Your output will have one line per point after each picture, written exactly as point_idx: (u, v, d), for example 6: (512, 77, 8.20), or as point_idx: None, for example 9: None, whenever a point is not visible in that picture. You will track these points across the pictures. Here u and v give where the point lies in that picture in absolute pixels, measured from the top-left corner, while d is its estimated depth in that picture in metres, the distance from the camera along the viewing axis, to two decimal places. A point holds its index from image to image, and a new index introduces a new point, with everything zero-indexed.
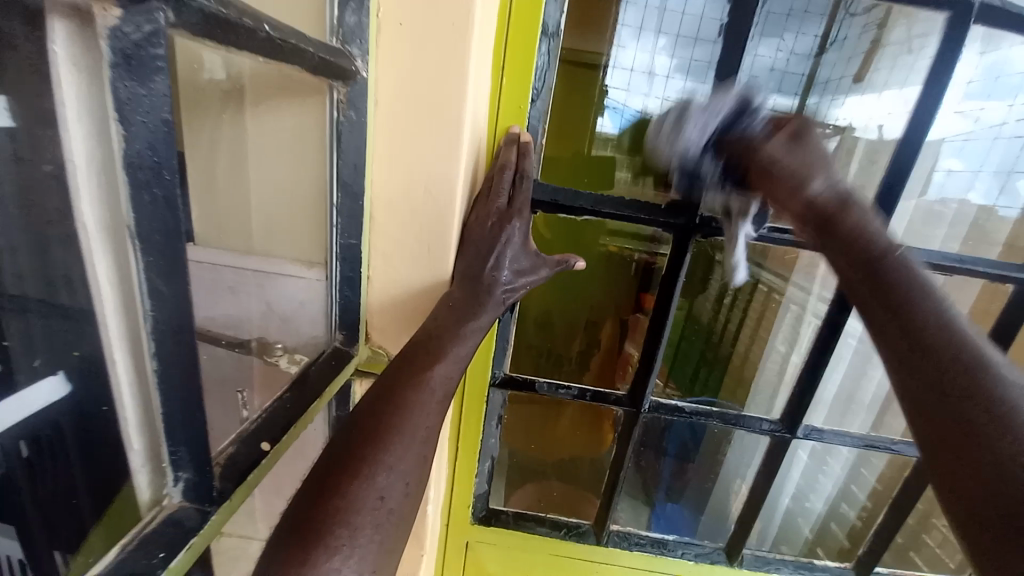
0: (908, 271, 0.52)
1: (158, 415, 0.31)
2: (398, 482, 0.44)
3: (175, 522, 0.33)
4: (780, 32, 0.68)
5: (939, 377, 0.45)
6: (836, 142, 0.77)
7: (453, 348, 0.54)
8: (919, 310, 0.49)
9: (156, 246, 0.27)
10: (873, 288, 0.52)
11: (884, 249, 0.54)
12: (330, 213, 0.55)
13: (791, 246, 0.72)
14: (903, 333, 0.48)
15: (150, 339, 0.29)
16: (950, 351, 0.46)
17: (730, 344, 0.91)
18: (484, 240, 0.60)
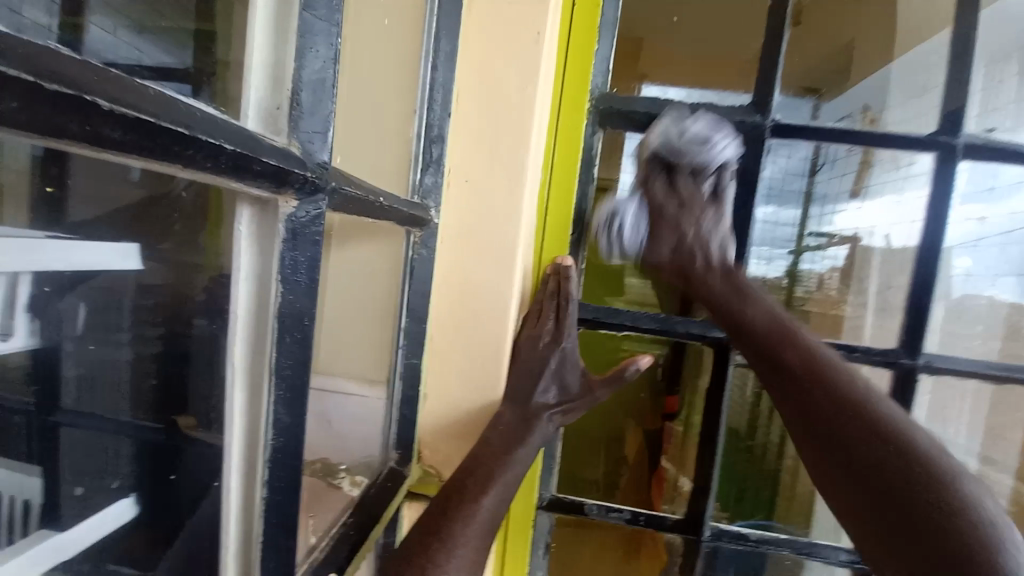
0: (777, 321, 0.64)
1: (255, 543, 0.32)
2: None
3: None
4: (773, 157, 0.76)
5: (884, 496, 0.51)
6: (848, 248, 0.83)
7: (504, 474, 0.57)
8: (878, 414, 0.55)
9: (288, 380, 0.31)
10: (833, 435, 0.56)
11: (753, 299, 0.66)
12: (397, 337, 0.60)
13: (835, 357, 0.74)
14: (875, 480, 0.52)
15: (265, 465, 0.31)
16: (891, 446, 0.53)
17: (775, 457, 0.85)
18: (531, 360, 0.64)
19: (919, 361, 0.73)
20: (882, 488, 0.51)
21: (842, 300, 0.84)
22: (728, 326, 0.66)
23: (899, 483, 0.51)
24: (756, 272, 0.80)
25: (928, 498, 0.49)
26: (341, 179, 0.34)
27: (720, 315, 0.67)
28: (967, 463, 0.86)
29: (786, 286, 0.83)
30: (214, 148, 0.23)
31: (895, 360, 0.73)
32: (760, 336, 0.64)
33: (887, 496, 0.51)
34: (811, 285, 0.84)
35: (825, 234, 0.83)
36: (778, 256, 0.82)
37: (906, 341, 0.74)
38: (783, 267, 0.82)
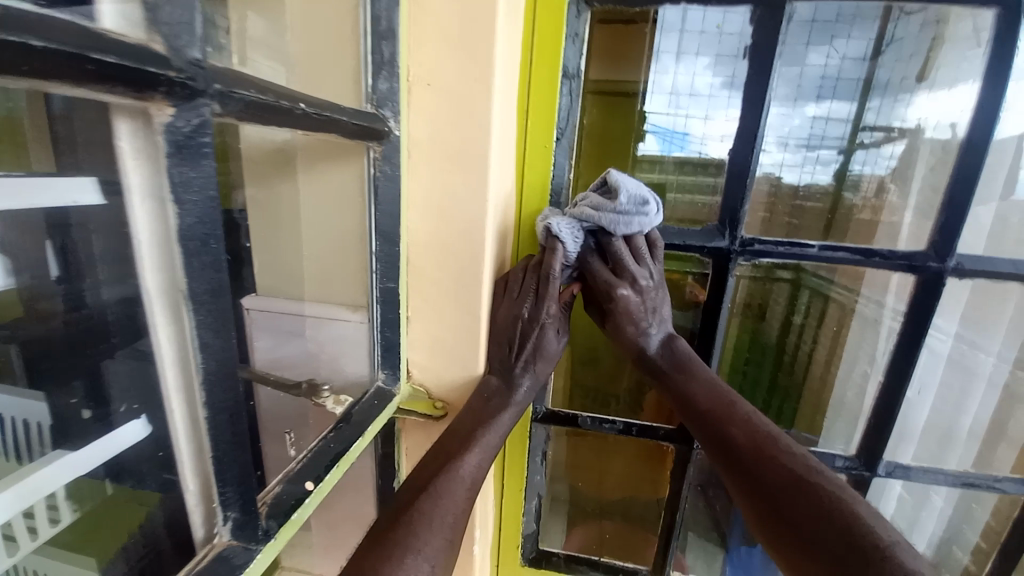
0: (718, 394, 0.61)
1: (208, 459, 0.34)
2: (425, 565, 0.47)
3: (223, 560, 0.35)
4: (829, 40, 0.66)
5: (826, 541, 0.47)
6: (907, 145, 0.71)
7: (484, 436, 0.58)
8: (791, 457, 0.54)
9: (206, 304, 0.30)
10: (761, 499, 0.53)
11: (695, 368, 0.64)
12: (369, 261, 0.58)
13: (851, 262, 0.68)
14: (788, 524, 0.50)
15: (201, 386, 0.32)
16: (801, 486, 0.52)
17: (804, 369, 0.84)
18: (508, 324, 0.63)
19: (948, 266, 0.66)
20: (804, 523, 0.49)
21: (879, 206, 0.73)
22: (696, 417, 0.61)
23: (828, 518, 0.48)
24: (804, 179, 0.72)
25: (851, 527, 0.47)
26: (234, 81, 0.30)
27: (715, 405, 0.60)
28: (1001, 370, 0.80)
29: (835, 190, 0.73)
30: (21, 47, 0.20)
31: (919, 263, 0.67)
32: (697, 412, 0.61)
33: (798, 526, 0.49)
34: (868, 190, 0.73)
35: (883, 129, 0.71)
36: (825, 157, 0.72)
37: (936, 243, 0.66)
38: (831, 171, 0.73)
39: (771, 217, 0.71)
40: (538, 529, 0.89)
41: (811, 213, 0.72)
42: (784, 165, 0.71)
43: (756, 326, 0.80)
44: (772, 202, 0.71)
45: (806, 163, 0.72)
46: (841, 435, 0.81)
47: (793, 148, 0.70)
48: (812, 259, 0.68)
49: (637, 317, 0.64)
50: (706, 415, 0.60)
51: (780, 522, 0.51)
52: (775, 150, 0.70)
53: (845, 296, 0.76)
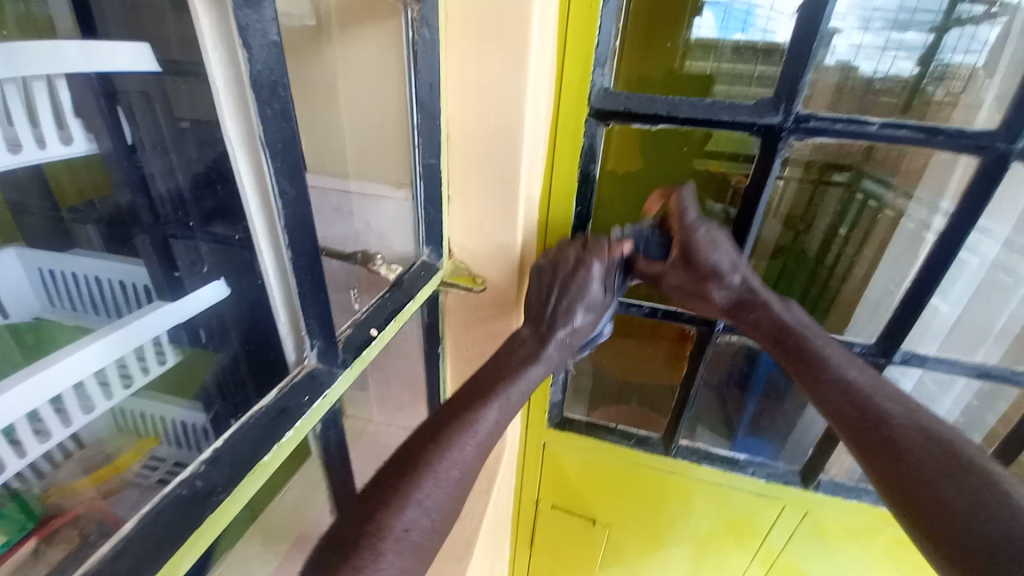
0: (819, 345, 0.66)
1: (294, 297, 0.40)
2: (424, 517, 0.49)
3: (313, 377, 0.42)
4: None
5: (921, 486, 0.53)
6: (1005, 24, 0.63)
7: (505, 391, 0.62)
8: (903, 417, 0.58)
9: (280, 153, 0.34)
10: (867, 426, 0.59)
11: (811, 335, 0.67)
12: (413, 136, 0.60)
13: (911, 142, 0.64)
14: (890, 444, 0.56)
15: (283, 231, 0.36)
16: (919, 431, 0.56)
17: (840, 277, 0.85)
18: (562, 261, 0.69)
19: (1018, 147, 0.61)
20: (909, 451, 0.55)
21: (959, 101, 0.66)
22: (784, 348, 0.68)
23: (950, 464, 0.53)
24: (881, 69, 0.67)
25: (967, 471, 0.52)
26: None
27: (849, 392, 0.62)
28: None
29: (914, 80, 0.67)
30: None
31: (988, 145, 0.62)
32: (791, 350, 0.67)
33: (906, 450, 0.55)
34: (954, 82, 0.66)
35: (987, 1, 0.62)
36: (911, 41, 0.66)
37: (1010, 118, 0.61)
38: (914, 57, 0.66)
39: (838, 102, 0.66)
40: (564, 399, 1.01)
41: (885, 105, 0.67)
42: (861, 51, 0.66)
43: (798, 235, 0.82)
44: (839, 93, 0.67)
45: (887, 48, 0.66)
46: (868, 325, 0.82)
47: (875, 30, 0.64)
48: (871, 138, 0.64)
49: (715, 258, 0.69)
50: (804, 348, 0.66)
51: (885, 442, 0.57)
52: (856, 32, 0.64)
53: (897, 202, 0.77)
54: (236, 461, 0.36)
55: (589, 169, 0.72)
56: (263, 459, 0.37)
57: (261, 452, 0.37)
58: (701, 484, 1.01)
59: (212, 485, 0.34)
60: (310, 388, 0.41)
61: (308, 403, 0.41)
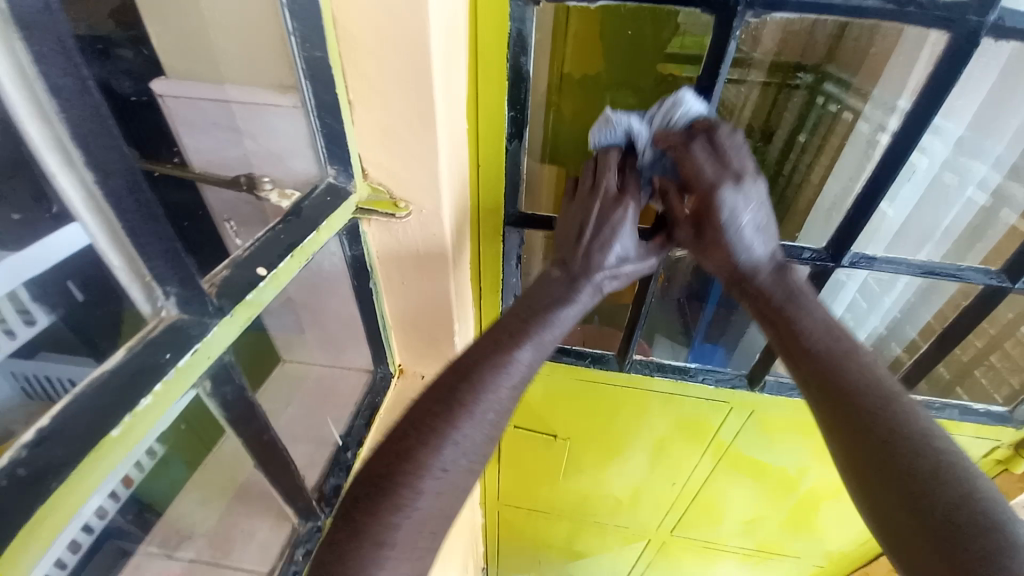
0: (801, 302, 0.58)
1: (122, 230, 0.32)
2: (460, 457, 0.48)
3: (178, 329, 0.36)
4: None
5: (889, 459, 0.47)
6: None
7: (517, 354, 0.54)
8: (870, 381, 0.52)
9: (31, 28, 0.25)
10: (839, 417, 0.51)
11: (805, 306, 0.58)
12: (286, 18, 0.48)
13: (876, 14, 0.56)
14: (852, 418, 0.50)
15: (76, 145, 0.28)
16: (867, 393, 0.51)
17: (796, 192, 0.78)
18: (573, 218, 0.63)
19: (989, 20, 0.55)
20: (867, 428, 0.49)
21: None
22: (762, 314, 0.59)
23: (880, 422, 0.49)
24: None
25: (914, 452, 0.47)
26: None
27: (795, 319, 0.57)
28: (995, 176, 0.76)
29: None
30: None
31: (958, 18, 0.55)
32: (787, 328, 0.57)
33: (867, 436, 0.49)
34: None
35: None
36: None
37: None
38: None
39: None
40: None
41: None
42: None
43: (759, 147, 0.75)
44: None
45: None
46: (819, 231, 0.78)
47: None
48: (835, 11, 0.56)
49: (732, 225, 0.59)
50: (793, 318, 0.57)
51: (850, 427, 0.50)
52: None
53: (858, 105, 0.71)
54: (73, 440, 0.30)
55: (520, 63, 0.61)
56: (112, 433, 0.31)
57: (109, 426, 0.31)
58: (654, 395, 1.03)
59: (39, 468, 0.28)
60: (172, 344, 0.35)
61: (171, 362, 0.35)
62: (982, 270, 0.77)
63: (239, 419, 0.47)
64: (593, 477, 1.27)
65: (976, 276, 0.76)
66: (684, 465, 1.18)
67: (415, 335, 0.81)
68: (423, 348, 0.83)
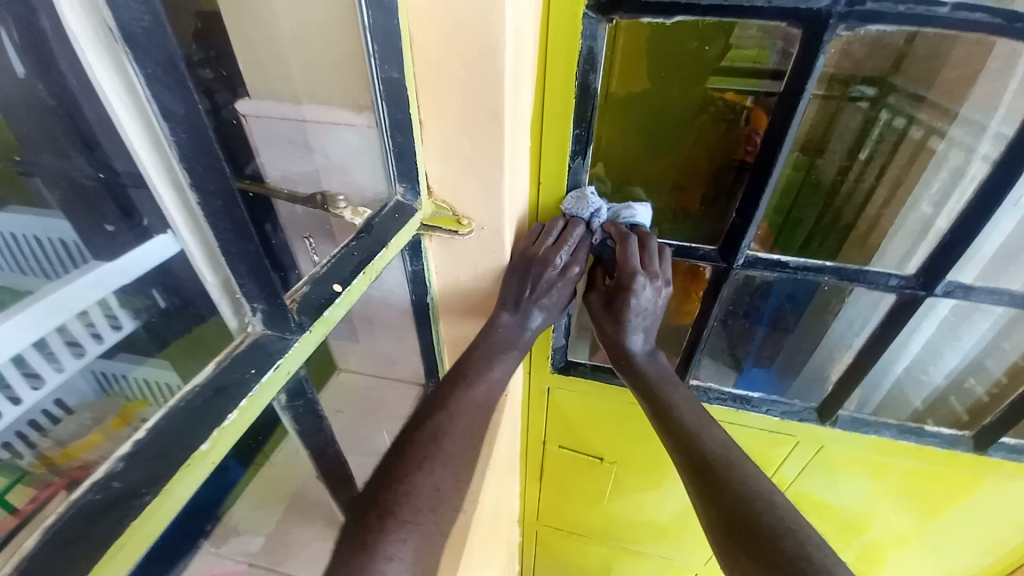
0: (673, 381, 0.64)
1: (217, 250, 0.33)
2: (449, 477, 0.50)
3: (260, 346, 0.37)
4: None
5: (731, 509, 0.50)
6: None
7: (489, 371, 0.61)
8: (704, 438, 0.57)
9: (147, 56, 0.26)
10: (695, 472, 0.55)
11: (680, 390, 0.63)
12: (365, 40, 0.49)
13: (983, 26, 0.51)
14: (705, 475, 0.54)
15: (182, 169, 0.30)
16: (704, 449, 0.56)
17: (855, 209, 0.75)
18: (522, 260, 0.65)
19: None
20: (713, 480, 0.53)
21: None
22: (644, 398, 0.64)
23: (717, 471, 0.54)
24: None
25: (748, 499, 0.51)
26: None
27: (667, 387, 0.63)
28: None
29: None
30: None
31: None
32: (653, 395, 0.63)
33: (715, 489, 0.52)
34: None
35: None
36: None
37: None
38: None
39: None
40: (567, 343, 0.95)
41: None
42: None
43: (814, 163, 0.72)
44: None
45: None
46: (897, 256, 0.72)
47: None
48: (938, 24, 0.51)
49: (637, 317, 0.64)
50: (655, 389, 0.63)
51: (706, 479, 0.54)
52: None
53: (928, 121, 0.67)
54: (161, 457, 0.30)
55: (589, 80, 0.60)
56: (201, 449, 0.31)
57: (196, 441, 0.31)
58: None
59: (131, 483, 0.29)
60: (256, 360, 0.36)
61: (256, 377, 0.36)
62: None
63: (305, 432, 0.48)
64: (638, 504, 1.22)
65: None
66: None
67: (466, 352, 0.80)
68: (472, 364, 0.82)
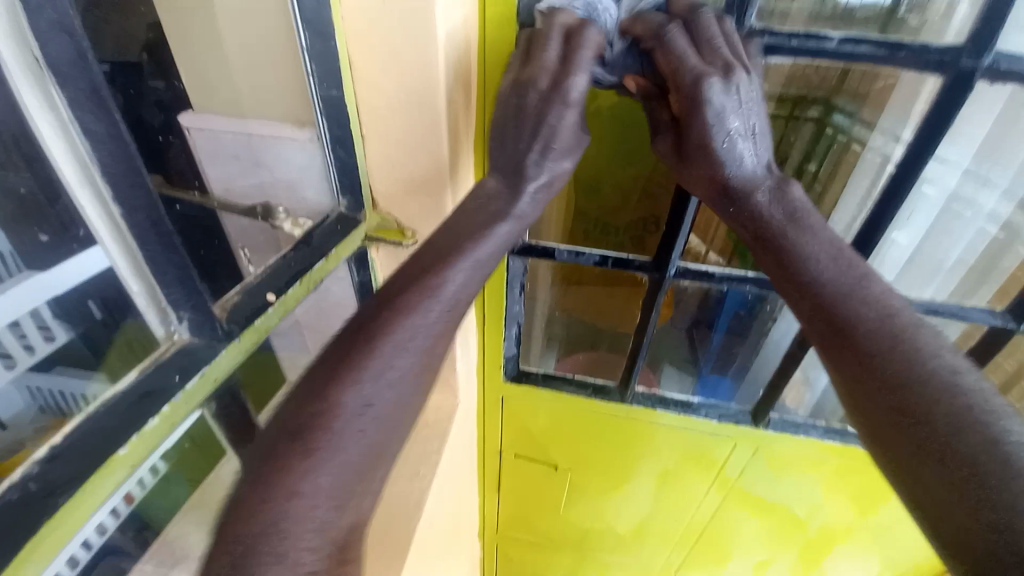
0: (837, 256, 0.50)
1: (142, 259, 0.34)
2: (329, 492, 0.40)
3: (187, 353, 0.38)
4: None
5: (916, 390, 0.43)
6: None
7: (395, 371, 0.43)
8: (871, 307, 0.47)
9: (70, 75, 0.28)
10: (849, 357, 0.47)
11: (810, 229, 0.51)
12: (305, 62, 0.51)
13: (870, 60, 0.57)
14: (855, 365, 0.46)
15: (103, 179, 0.31)
16: (883, 333, 0.46)
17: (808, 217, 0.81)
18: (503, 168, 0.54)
19: (983, 63, 0.55)
20: (878, 359, 0.45)
21: None
22: (780, 262, 0.52)
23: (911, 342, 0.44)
24: None
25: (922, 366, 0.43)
26: None
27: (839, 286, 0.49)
28: (1002, 211, 0.74)
29: None
30: None
31: (950, 62, 0.56)
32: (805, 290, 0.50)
33: (886, 360, 0.44)
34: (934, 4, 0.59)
35: None
36: None
37: (978, 31, 0.54)
38: None
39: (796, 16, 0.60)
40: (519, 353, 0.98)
41: None
42: None
43: None
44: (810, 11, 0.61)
45: None
46: None
47: None
48: (829, 56, 0.57)
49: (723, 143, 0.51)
50: (822, 285, 0.49)
51: (871, 362, 0.45)
52: None
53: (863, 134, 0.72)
54: (79, 461, 0.31)
55: None
56: (120, 452, 0.32)
57: (116, 445, 0.32)
58: (659, 427, 1.01)
59: (50, 484, 0.30)
60: (182, 367, 0.37)
61: (180, 383, 0.36)
62: (987, 310, 0.76)
63: (239, 441, 0.48)
64: (594, 510, 1.24)
65: (979, 315, 0.76)
66: (688, 499, 1.15)
67: None
68: None
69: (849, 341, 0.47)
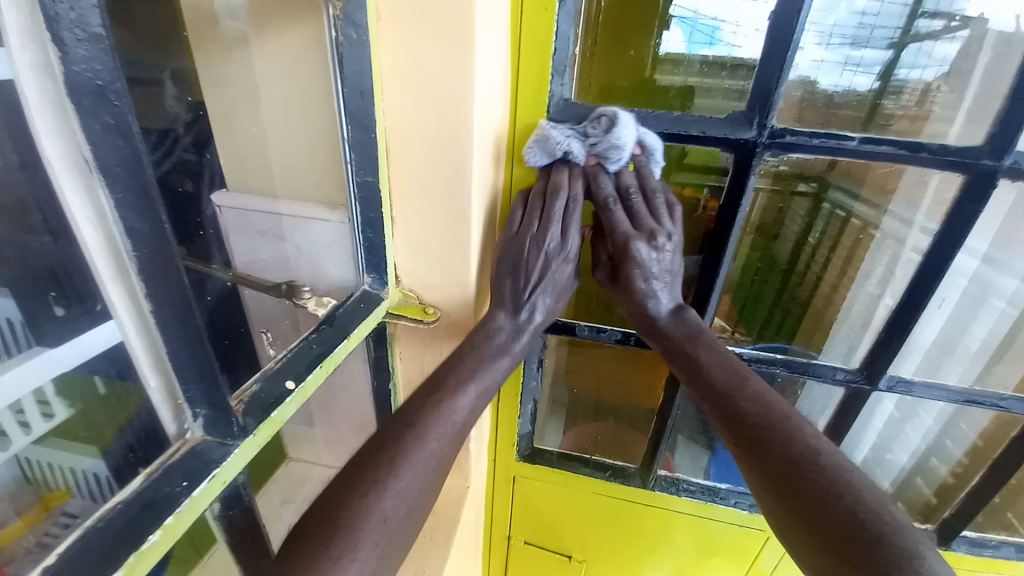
0: (733, 367, 0.56)
1: (165, 356, 0.33)
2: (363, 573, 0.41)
3: (197, 454, 0.35)
4: None
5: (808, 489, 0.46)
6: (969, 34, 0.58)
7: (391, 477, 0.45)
8: (780, 414, 0.51)
9: (119, 177, 0.28)
10: (750, 456, 0.50)
11: (708, 345, 0.58)
12: (344, 151, 0.52)
13: (891, 158, 0.59)
14: (759, 461, 0.49)
15: (138, 279, 0.30)
16: (778, 432, 0.50)
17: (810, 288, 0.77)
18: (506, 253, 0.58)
19: (1004, 163, 0.56)
20: (777, 462, 0.48)
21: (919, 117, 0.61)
22: (684, 368, 0.58)
23: (798, 448, 0.48)
24: (840, 85, 0.60)
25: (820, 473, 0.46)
26: None
27: (728, 383, 0.54)
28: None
29: (873, 97, 0.60)
30: None
31: (970, 161, 0.57)
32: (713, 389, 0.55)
33: (781, 466, 0.48)
34: (911, 97, 0.60)
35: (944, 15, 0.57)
36: (869, 60, 0.60)
37: (995, 134, 0.55)
38: (874, 74, 0.60)
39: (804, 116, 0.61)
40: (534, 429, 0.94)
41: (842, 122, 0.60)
42: (823, 67, 0.59)
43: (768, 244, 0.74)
44: (801, 109, 0.60)
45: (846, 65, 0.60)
46: (843, 348, 0.76)
47: (835, 46, 0.59)
48: (849, 153, 0.59)
49: (648, 275, 0.58)
50: (718, 386, 0.55)
51: (767, 464, 0.48)
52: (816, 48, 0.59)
53: (869, 211, 0.70)
54: None
55: None
56: None
57: (111, 568, 0.29)
58: (679, 516, 0.94)
59: None
60: (191, 471, 0.34)
61: (187, 490, 0.33)
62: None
63: (239, 543, 0.44)
64: None
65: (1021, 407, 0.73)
66: None
67: None
68: None
69: (750, 440, 0.50)
